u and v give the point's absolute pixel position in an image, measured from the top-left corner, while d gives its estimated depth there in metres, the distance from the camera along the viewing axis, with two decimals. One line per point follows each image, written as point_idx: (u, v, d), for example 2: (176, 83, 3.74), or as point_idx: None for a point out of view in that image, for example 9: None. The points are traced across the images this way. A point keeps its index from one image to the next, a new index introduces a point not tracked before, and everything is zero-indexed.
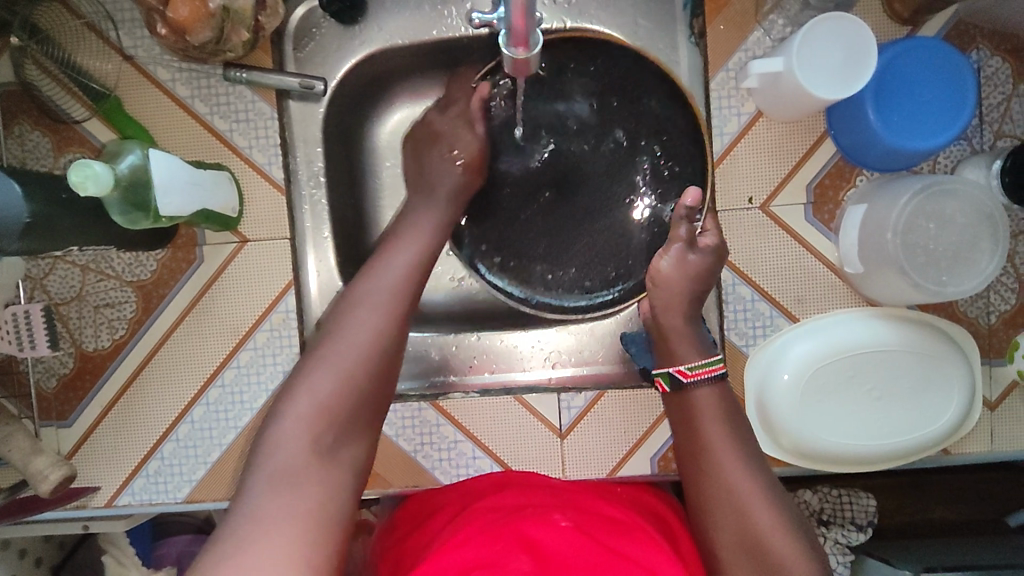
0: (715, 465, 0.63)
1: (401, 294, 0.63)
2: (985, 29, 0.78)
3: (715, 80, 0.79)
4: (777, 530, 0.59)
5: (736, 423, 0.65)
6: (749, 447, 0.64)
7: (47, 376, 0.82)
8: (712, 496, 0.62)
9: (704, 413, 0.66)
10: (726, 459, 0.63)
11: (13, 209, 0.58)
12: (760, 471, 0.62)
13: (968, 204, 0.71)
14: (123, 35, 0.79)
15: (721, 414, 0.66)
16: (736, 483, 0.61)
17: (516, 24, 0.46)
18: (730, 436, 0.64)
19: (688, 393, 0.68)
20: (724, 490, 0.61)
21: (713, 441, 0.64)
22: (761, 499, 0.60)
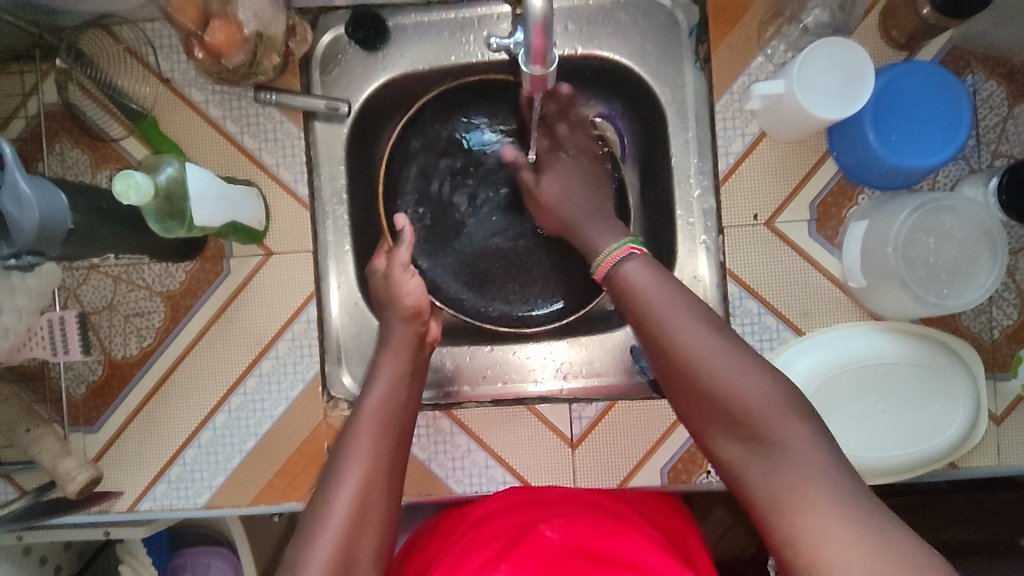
0: (664, 329, 0.60)
1: (386, 451, 0.63)
2: (980, 54, 0.81)
3: (720, 102, 0.82)
4: (745, 385, 0.56)
5: (676, 287, 0.63)
6: (697, 306, 0.61)
7: (77, 382, 0.85)
8: (671, 363, 0.59)
9: (639, 288, 0.64)
10: (673, 322, 0.60)
11: (61, 215, 0.61)
12: (716, 328, 0.60)
13: (966, 219, 0.73)
14: (162, 60, 0.84)
15: (660, 284, 0.63)
16: (688, 343, 0.58)
17: (534, 43, 0.50)
18: (676, 302, 0.62)
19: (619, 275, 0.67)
20: (677, 355, 0.59)
21: (655, 313, 0.61)
22: (717, 355, 0.57)
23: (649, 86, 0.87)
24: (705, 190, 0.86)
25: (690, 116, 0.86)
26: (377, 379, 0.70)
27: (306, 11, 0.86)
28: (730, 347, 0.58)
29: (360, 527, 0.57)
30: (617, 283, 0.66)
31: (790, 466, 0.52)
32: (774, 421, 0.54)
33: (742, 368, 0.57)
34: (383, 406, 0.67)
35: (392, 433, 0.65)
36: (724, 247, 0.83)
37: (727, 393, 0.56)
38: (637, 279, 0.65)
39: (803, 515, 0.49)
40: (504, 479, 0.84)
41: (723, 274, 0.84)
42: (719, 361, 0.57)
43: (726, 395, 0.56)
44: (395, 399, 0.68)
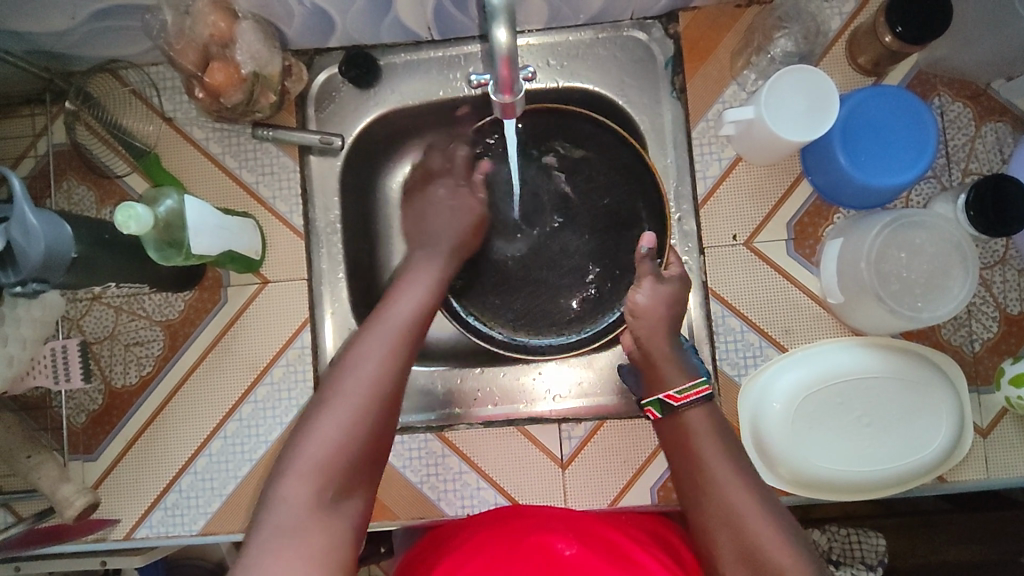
0: (714, 484, 0.64)
1: (407, 334, 0.65)
2: (945, 78, 0.85)
3: (696, 129, 0.86)
4: (776, 544, 0.60)
5: (729, 444, 0.67)
6: (743, 463, 0.66)
7: (78, 411, 0.88)
8: (711, 512, 0.63)
9: (696, 435, 0.68)
10: (719, 473, 0.64)
11: (64, 245, 0.64)
12: (757, 487, 0.64)
13: (936, 235, 0.75)
14: (165, 101, 0.89)
15: (715, 434, 0.67)
16: (732, 498, 0.63)
17: (501, 76, 0.52)
18: (725, 457, 0.66)
19: (681, 416, 0.69)
20: (721, 504, 0.63)
21: (708, 460, 0.66)
22: (760, 512, 0.61)
23: (630, 116, 0.91)
24: (685, 214, 0.88)
25: (669, 143, 0.89)
26: (401, 291, 0.70)
27: (302, 52, 0.91)
28: (769, 504, 0.62)
29: (374, 395, 0.59)
30: (672, 421, 0.70)
31: None
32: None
33: (780, 526, 0.61)
34: (401, 308, 0.67)
35: (414, 337, 0.66)
36: (705, 267, 0.85)
37: (756, 545, 0.60)
38: (692, 425, 0.69)
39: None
40: (496, 500, 0.85)
41: (705, 293, 0.86)
42: (757, 519, 0.61)
43: (757, 546, 0.60)
44: (423, 312, 0.68)
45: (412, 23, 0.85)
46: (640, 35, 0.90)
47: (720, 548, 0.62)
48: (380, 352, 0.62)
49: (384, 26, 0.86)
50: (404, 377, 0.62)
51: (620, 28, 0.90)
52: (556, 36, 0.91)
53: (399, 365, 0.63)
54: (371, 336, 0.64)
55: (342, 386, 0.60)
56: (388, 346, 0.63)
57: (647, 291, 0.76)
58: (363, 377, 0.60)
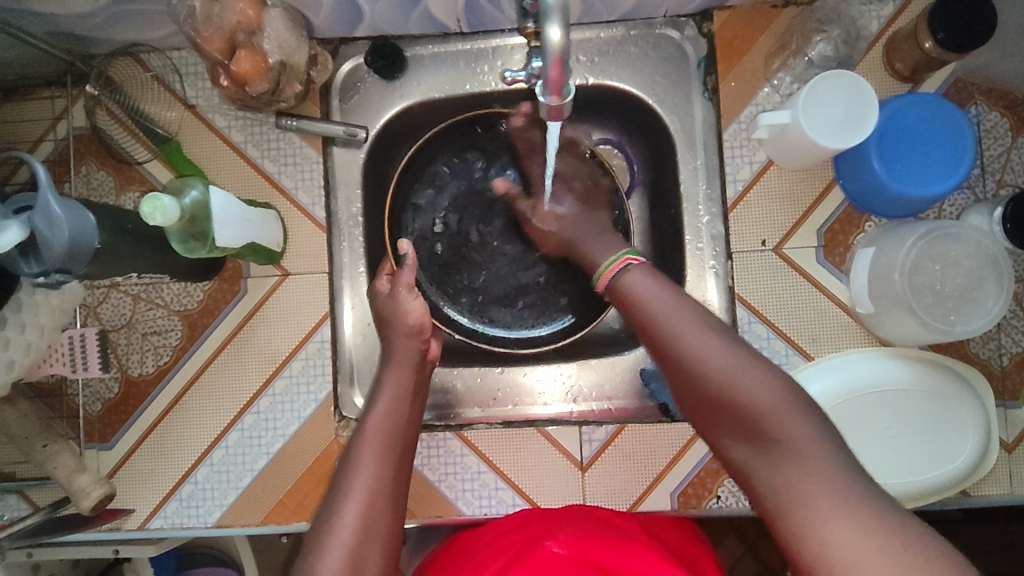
0: (672, 336, 0.62)
1: (393, 449, 0.67)
2: (983, 86, 0.83)
3: (728, 132, 0.85)
4: (739, 374, 0.57)
5: (678, 295, 0.66)
6: (700, 313, 0.63)
7: (93, 400, 0.87)
8: (677, 364, 0.61)
9: (641, 294, 0.67)
10: (678, 324, 0.62)
11: (88, 235, 0.62)
12: (716, 330, 0.61)
13: (972, 247, 0.74)
14: (188, 87, 0.87)
15: (664, 291, 0.66)
16: (692, 344, 0.60)
17: (552, 76, 0.51)
18: (676, 308, 0.64)
19: (619, 286, 0.70)
20: (679, 354, 0.61)
21: (659, 314, 0.64)
22: (732, 357, 0.58)
23: (658, 116, 0.89)
24: (713, 217, 0.87)
25: (698, 145, 0.88)
26: (380, 395, 0.73)
27: (327, 41, 0.89)
28: (740, 347, 0.59)
29: (372, 522, 0.60)
30: (619, 294, 0.70)
31: (793, 461, 0.52)
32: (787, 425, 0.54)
33: (748, 362, 0.58)
34: (388, 424, 0.70)
35: (398, 448, 0.68)
36: (733, 272, 0.84)
37: (735, 394, 0.56)
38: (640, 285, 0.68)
39: (834, 527, 0.48)
40: (514, 501, 0.84)
41: (730, 299, 0.85)
42: (729, 364, 0.58)
43: (723, 383, 0.57)
44: (400, 420, 0.71)
45: (441, 14, 0.84)
46: (673, 33, 0.88)
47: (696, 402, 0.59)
48: (373, 475, 0.64)
49: (412, 17, 0.84)
50: (398, 494, 0.64)
51: (653, 26, 0.88)
52: (587, 32, 0.89)
53: (399, 468, 0.66)
54: (364, 460, 0.65)
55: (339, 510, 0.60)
56: (383, 466, 0.65)
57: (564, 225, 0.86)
58: (362, 502, 0.61)
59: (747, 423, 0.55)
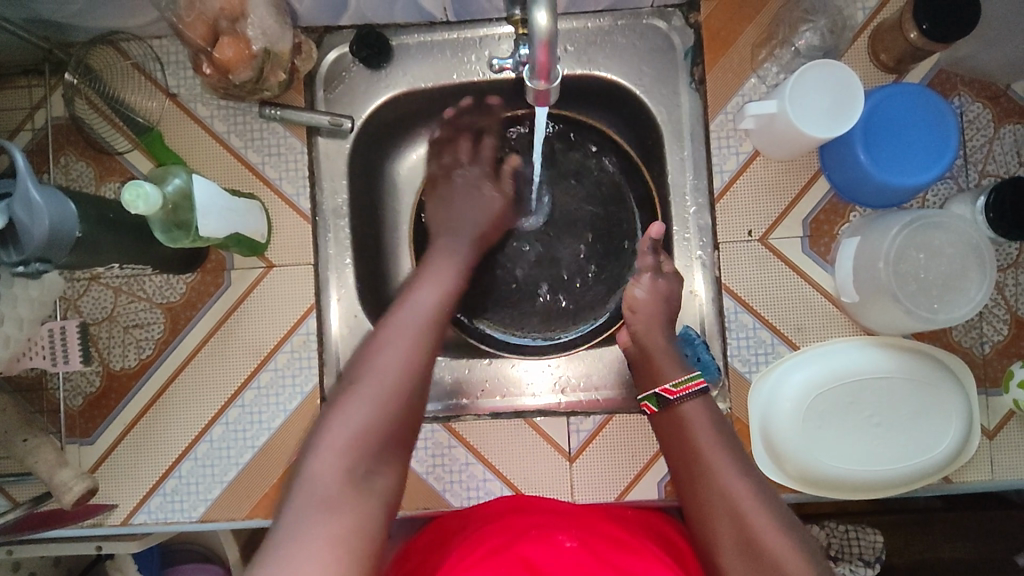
0: (706, 472, 0.66)
1: (427, 320, 0.67)
2: (966, 77, 0.83)
3: (715, 122, 0.85)
4: (774, 528, 0.60)
5: (730, 443, 0.68)
6: (746, 464, 0.66)
7: (74, 394, 0.85)
8: (705, 500, 0.64)
9: (695, 428, 0.69)
10: (719, 468, 0.65)
11: (69, 223, 0.61)
12: (758, 480, 0.64)
13: (955, 236, 0.75)
14: (169, 76, 0.86)
15: (715, 429, 0.69)
16: (729, 488, 0.63)
17: (539, 61, 0.51)
18: (724, 451, 0.67)
19: (676, 409, 0.72)
20: (715, 494, 0.64)
21: (708, 453, 0.66)
22: (756, 504, 0.62)
23: (646, 106, 0.89)
24: (700, 207, 0.87)
25: (686, 135, 0.88)
26: (423, 280, 0.73)
27: (312, 30, 0.88)
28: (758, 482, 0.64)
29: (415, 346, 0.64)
30: (673, 418, 0.71)
31: None
32: (795, 573, 0.57)
33: (788, 526, 0.61)
34: (428, 298, 0.70)
35: (435, 324, 0.68)
36: (720, 262, 0.85)
37: (767, 549, 0.59)
38: (696, 421, 0.70)
39: None
40: (502, 492, 0.84)
41: (718, 288, 0.86)
42: (742, 491, 0.63)
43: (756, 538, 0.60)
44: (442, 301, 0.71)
45: (427, 3, 0.83)
46: (660, 23, 0.88)
47: (707, 528, 0.64)
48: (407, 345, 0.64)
49: (398, 5, 0.83)
50: (423, 372, 0.64)
51: (640, 16, 0.88)
52: (575, 22, 0.89)
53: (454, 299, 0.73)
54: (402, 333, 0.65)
55: (372, 381, 0.61)
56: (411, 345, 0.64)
57: (646, 286, 0.81)
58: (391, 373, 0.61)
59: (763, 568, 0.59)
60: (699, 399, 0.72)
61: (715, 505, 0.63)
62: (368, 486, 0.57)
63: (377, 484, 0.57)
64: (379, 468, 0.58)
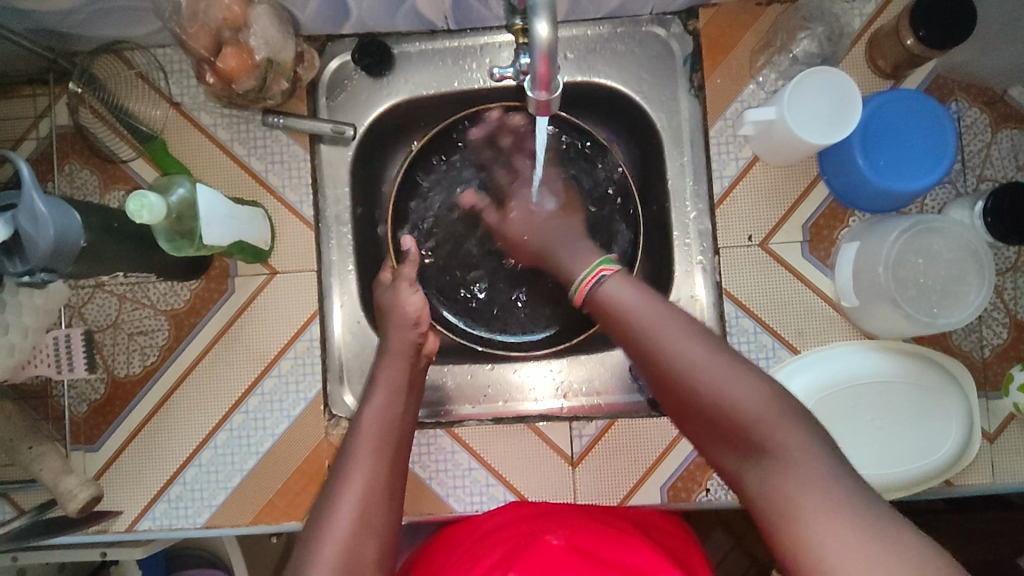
0: (639, 338, 0.61)
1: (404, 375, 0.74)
2: (963, 82, 0.84)
3: (713, 128, 0.86)
4: (715, 375, 0.56)
5: (654, 302, 0.63)
6: (679, 318, 0.61)
7: (79, 401, 0.86)
8: (647, 367, 0.60)
9: (616, 299, 0.64)
10: (649, 328, 0.60)
11: (74, 234, 0.62)
12: (693, 333, 0.59)
13: (955, 241, 0.75)
14: (173, 84, 0.87)
15: (643, 298, 0.63)
16: (660, 346, 0.59)
17: (540, 71, 0.52)
18: (655, 312, 0.61)
19: (598, 296, 0.67)
20: (653, 359, 0.59)
21: (634, 318, 0.62)
22: (695, 354, 0.57)
23: (645, 112, 0.90)
24: (701, 213, 0.88)
25: (685, 141, 0.88)
26: (377, 386, 0.71)
27: (314, 38, 0.88)
28: (704, 344, 0.58)
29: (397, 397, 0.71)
30: (598, 299, 0.67)
31: (794, 476, 0.50)
32: (747, 407, 0.53)
33: (732, 368, 0.56)
34: (382, 419, 0.68)
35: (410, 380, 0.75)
36: (721, 267, 0.85)
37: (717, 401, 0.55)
38: (621, 296, 0.64)
39: (835, 548, 0.46)
40: (505, 497, 0.84)
41: (719, 294, 0.86)
42: (686, 353, 0.57)
43: (703, 394, 0.56)
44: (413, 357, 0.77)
45: (428, 12, 0.84)
46: (659, 30, 0.89)
47: (674, 408, 0.59)
48: (369, 470, 0.62)
49: (400, 14, 0.84)
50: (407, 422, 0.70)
51: (639, 23, 0.89)
52: (575, 29, 0.89)
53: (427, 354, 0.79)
54: (359, 460, 0.63)
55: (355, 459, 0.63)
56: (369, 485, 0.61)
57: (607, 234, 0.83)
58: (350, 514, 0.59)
59: (735, 435, 0.54)
60: (615, 275, 0.66)
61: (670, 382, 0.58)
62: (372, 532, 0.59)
63: None
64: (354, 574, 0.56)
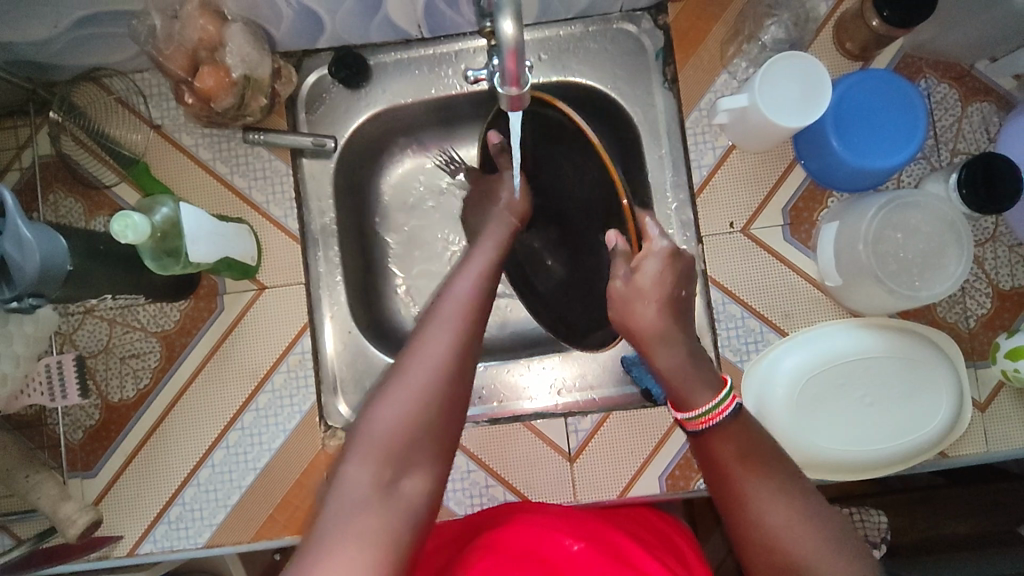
0: (751, 505, 0.54)
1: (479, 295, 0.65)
2: (930, 60, 0.86)
3: (689, 119, 0.87)
4: (832, 570, 0.51)
5: (773, 463, 0.56)
6: (799, 492, 0.55)
7: (74, 428, 0.86)
8: (748, 537, 0.54)
9: (729, 446, 0.58)
10: (766, 499, 0.54)
11: (60, 257, 0.62)
12: (812, 510, 0.54)
13: (930, 213, 0.77)
14: (152, 108, 0.87)
15: (754, 455, 0.57)
16: (773, 523, 0.53)
17: (509, 69, 0.53)
18: (770, 477, 0.55)
19: (703, 440, 0.60)
20: (764, 535, 0.53)
21: (748, 477, 0.55)
22: (813, 542, 0.52)
23: (622, 108, 0.91)
24: (682, 203, 0.89)
25: (663, 133, 0.90)
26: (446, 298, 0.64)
27: (290, 54, 0.90)
28: (816, 522, 0.53)
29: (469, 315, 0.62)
30: (707, 441, 0.59)
31: None
32: None
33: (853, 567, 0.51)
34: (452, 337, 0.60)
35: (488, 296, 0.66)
36: (704, 256, 0.86)
37: None
38: (740, 442, 0.57)
39: None
40: (505, 497, 0.85)
41: (704, 282, 0.86)
42: (804, 540, 0.52)
43: None
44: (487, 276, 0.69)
45: (401, 21, 0.85)
46: (630, 27, 0.90)
47: (760, 570, 0.54)
48: (406, 409, 0.54)
49: (373, 24, 0.85)
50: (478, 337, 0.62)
51: (610, 21, 0.90)
52: (547, 30, 0.91)
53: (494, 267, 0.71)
54: (405, 388, 0.56)
55: (403, 382, 0.56)
56: (414, 410, 0.54)
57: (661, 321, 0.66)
58: (372, 447, 0.53)
59: None
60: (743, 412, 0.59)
61: (764, 548, 0.53)
62: (400, 488, 0.52)
63: (378, 532, 0.49)
64: (378, 522, 0.50)
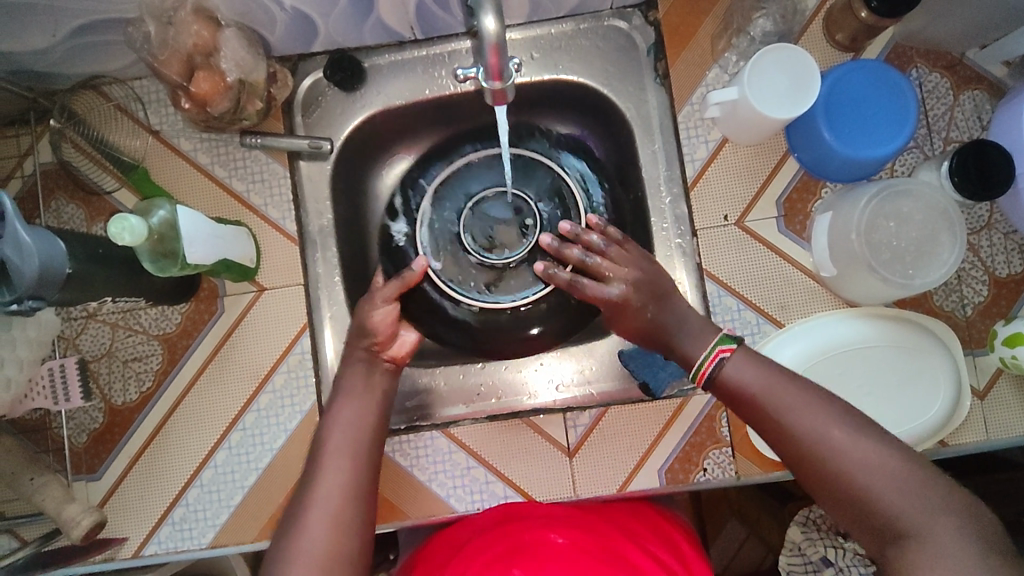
0: (784, 420, 0.65)
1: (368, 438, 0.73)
2: (921, 49, 0.86)
3: (682, 113, 0.87)
4: (863, 451, 0.62)
5: (793, 380, 0.68)
6: (821, 397, 0.66)
7: (79, 431, 0.87)
8: (788, 445, 0.65)
9: (749, 380, 0.68)
10: (794, 409, 0.66)
11: (59, 260, 0.63)
12: (836, 410, 0.65)
13: (922, 202, 0.78)
14: (151, 114, 0.89)
15: (771, 380, 0.68)
16: (806, 426, 0.64)
17: (491, 63, 0.55)
18: (794, 390, 0.67)
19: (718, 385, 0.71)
20: (797, 440, 0.65)
21: (775, 395, 0.67)
22: (841, 433, 0.63)
23: (614, 105, 0.91)
24: (675, 197, 0.89)
25: (655, 129, 0.90)
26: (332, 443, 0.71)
27: (286, 59, 0.91)
28: (840, 416, 0.64)
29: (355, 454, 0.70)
30: (725, 381, 0.70)
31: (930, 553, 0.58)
32: (891, 491, 0.60)
33: (878, 442, 0.63)
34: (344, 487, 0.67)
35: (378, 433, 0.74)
36: (699, 248, 0.86)
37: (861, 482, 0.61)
38: (748, 374, 0.69)
39: None
40: (505, 493, 0.85)
41: (700, 275, 0.87)
42: (834, 433, 0.63)
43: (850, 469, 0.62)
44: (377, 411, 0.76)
45: (393, 23, 0.86)
46: (621, 24, 0.91)
47: (807, 473, 0.65)
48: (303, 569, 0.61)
49: (366, 27, 0.86)
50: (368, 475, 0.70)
51: (601, 18, 0.91)
52: (538, 29, 0.92)
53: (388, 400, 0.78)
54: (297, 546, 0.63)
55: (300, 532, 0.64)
56: None
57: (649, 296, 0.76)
58: None
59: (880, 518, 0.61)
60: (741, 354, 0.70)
61: (812, 450, 0.64)
62: None
63: None
64: None
